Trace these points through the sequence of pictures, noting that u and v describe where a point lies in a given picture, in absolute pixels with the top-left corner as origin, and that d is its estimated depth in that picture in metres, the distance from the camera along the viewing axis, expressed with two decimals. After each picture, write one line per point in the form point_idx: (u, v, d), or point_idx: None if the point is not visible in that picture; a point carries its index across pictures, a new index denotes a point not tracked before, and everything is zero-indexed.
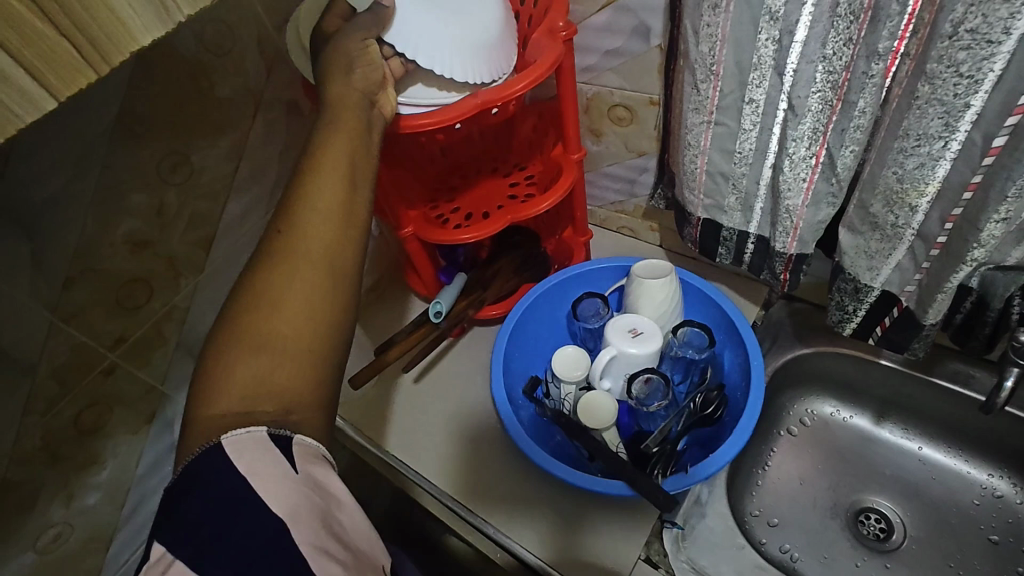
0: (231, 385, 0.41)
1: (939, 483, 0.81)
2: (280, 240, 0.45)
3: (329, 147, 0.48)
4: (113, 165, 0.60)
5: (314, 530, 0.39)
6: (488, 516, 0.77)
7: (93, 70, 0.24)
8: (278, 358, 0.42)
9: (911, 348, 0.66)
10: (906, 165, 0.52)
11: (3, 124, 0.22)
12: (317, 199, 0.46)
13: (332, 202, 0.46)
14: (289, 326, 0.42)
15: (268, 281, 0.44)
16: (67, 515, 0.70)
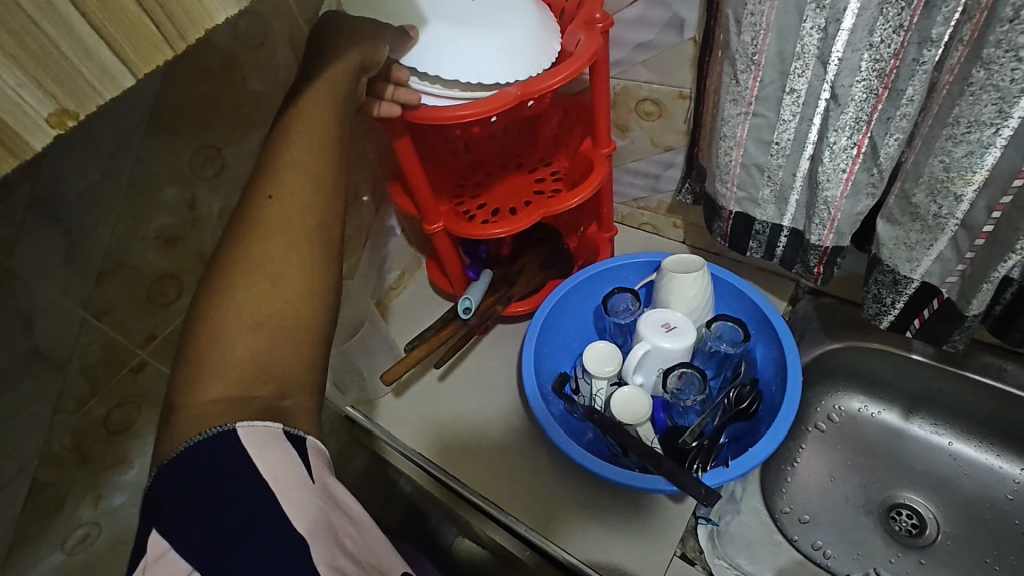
0: (226, 367, 0.40)
1: (971, 477, 0.81)
2: (261, 213, 0.45)
3: (303, 120, 0.48)
4: (148, 159, 0.59)
5: (329, 548, 0.35)
6: (522, 516, 0.77)
7: (170, 47, 0.22)
8: (271, 336, 0.41)
9: (951, 340, 0.65)
10: (955, 153, 0.52)
11: (82, 97, 0.20)
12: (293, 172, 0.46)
13: (308, 174, 0.46)
14: (280, 303, 0.42)
15: (256, 254, 0.43)
16: (94, 515, 0.69)
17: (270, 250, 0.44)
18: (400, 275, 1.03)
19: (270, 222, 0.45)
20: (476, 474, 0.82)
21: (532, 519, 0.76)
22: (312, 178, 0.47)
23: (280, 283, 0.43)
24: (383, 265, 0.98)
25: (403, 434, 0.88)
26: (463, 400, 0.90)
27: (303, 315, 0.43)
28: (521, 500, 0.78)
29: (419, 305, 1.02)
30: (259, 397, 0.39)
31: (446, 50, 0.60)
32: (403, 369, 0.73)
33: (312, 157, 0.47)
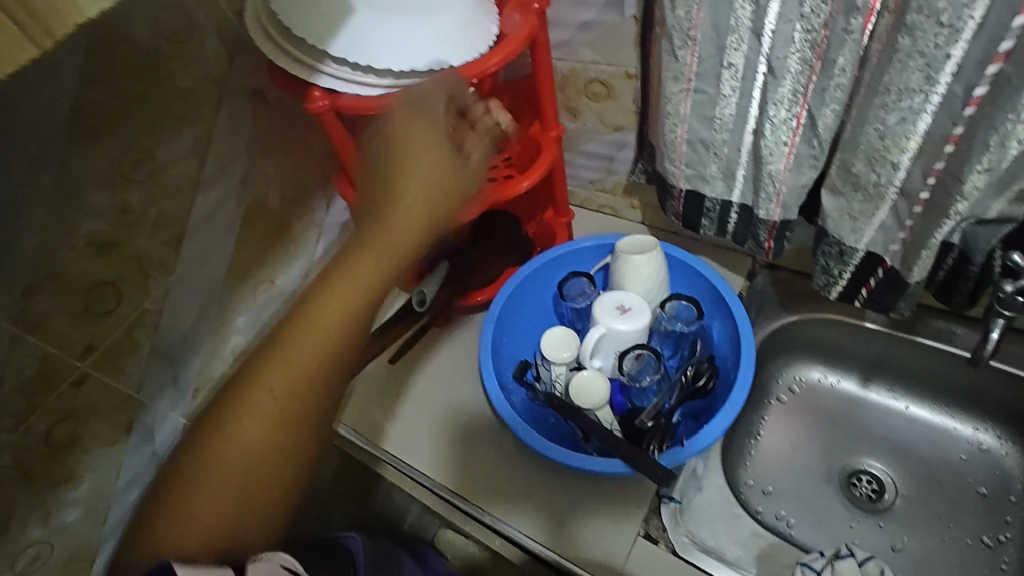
0: (214, 478, 0.45)
1: (927, 440, 0.83)
2: (300, 317, 0.47)
3: (340, 280, 0.48)
4: (70, 163, 0.56)
5: None
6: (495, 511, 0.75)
7: (35, 46, 0.20)
8: (264, 460, 0.46)
9: (897, 308, 0.66)
10: (888, 121, 0.51)
11: None
12: (318, 316, 0.47)
13: (320, 345, 0.47)
14: (257, 434, 0.45)
15: (294, 355, 0.46)
16: (45, 534, 0.67)
17: (308, 347, 0.46)
18: None
19: (315, 318, 0.47)
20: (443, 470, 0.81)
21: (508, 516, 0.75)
22: (338, 315, 0.47)
23: (291, 394, 0.46)
24: (339, 261, 0.96)
25: (368, 433, 0.86)
26: (426, 395, 0.88)
27: (309, 402, 0.47)
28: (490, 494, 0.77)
29: (381, 299, 1.00)
30: (243, 539, 0.46)
31: (374, 38, 0.58)
32: (356, 365, 0.71)
33: (408, 241, 0.51)
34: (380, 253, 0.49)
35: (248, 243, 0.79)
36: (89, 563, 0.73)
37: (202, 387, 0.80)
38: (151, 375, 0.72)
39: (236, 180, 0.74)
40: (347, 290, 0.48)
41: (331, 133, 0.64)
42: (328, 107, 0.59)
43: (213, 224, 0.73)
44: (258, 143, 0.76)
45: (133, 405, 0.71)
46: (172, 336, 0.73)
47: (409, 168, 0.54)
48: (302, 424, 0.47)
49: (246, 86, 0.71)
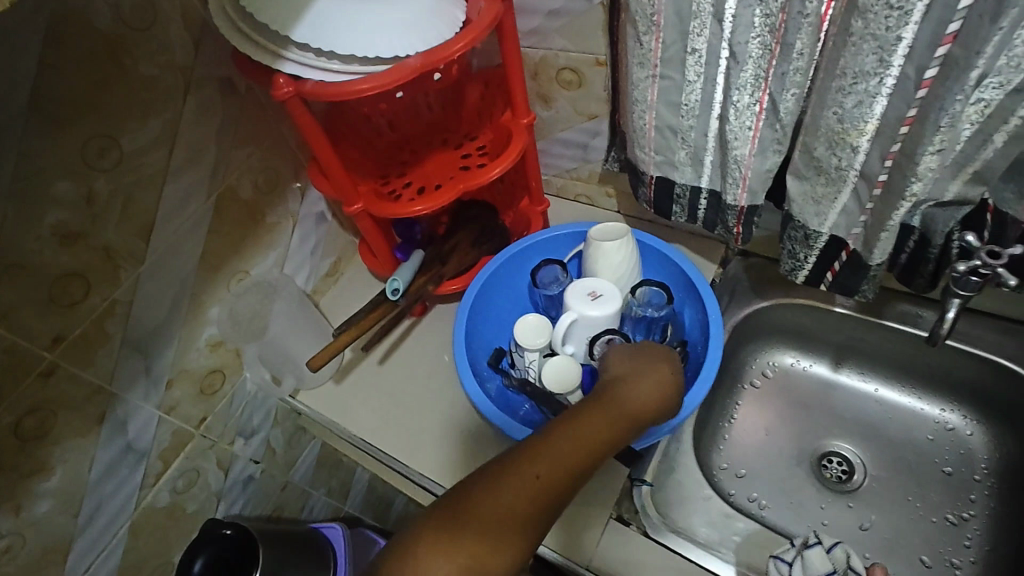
0: None
1: (896, 421, 0.84)
2: (500, 473, 0.48)
3: (556, 442, 0.50)
4: (31, 151, 0.56)
5: None
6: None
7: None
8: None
9: (862, 290, 0.67)
10: (846, 104, 0.52)
11: None
12: (546, 457, 0.49)
13: (557, 469, 0.48)
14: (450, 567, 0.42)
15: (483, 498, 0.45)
16: (17, 527, 0.66)
17: (490, 498, 0.45)
18: (335, 262, 1.01)
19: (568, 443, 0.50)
20: (425, 460, 0.83)
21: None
22: (544, 493, 0.47)
23: (467, 526, 0.44)
24: (315, 252, 0.96)
25: (350, 422, 0.88)
26: (409, 384, 0.90)
27: None
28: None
29: (359, 289, 1.01)
30: None
31: (338, 24, 0.57)
32: (329, 354, 0.72)
33: (581, 458, 0.50)
34: (588, 427, 0.52)
35: (220, 233, 0.79)
36: (63, 556, 0.72)
37: (177, 379, 0.80)
38: (123, 366, 0.72)
39: (207, 170, 0.74)
40: (556, 460, 0.49)
41: (298, 121, 0.63)
42: (293, 94, 0.59)
43: (184, 214, 0.73)
44: (228, 132, 0.75)
45: (105, 397, 0.71)
46: (143, 327, 0.72)
47: (642, 373, 0.60)
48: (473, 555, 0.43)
49: (214, 75, 0.71)
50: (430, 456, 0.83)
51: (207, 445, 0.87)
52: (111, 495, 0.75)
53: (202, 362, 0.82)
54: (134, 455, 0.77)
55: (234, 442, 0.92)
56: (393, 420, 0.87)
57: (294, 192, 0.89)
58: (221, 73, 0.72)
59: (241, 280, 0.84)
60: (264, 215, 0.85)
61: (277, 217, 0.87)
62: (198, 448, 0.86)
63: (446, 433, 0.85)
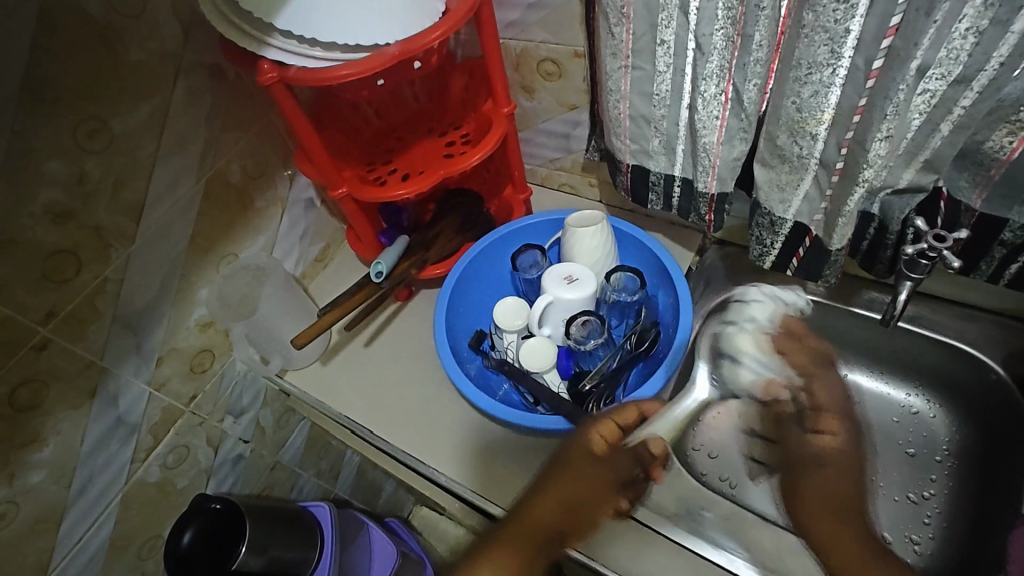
0: None
1: (865, 406, 0.87)
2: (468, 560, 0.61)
3: (501, 547, 0.60)
4: (24, 132, 0.59)
5: None
6: (465, 479, 0.82)
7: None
8: None
9: (824, 275, 0.70)
10: (803, 94, 0.55)
11: None
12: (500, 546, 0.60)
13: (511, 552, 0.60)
14: None
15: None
16: (10, 494, 0.69)
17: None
18: (324, 248, 1.03)
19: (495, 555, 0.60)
20: (410, 439, 0.86)
21: (488, 489, 0.80)
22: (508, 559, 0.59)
23: None
24: (304, 237, 0.98)
25: (336, 402, 0.90)
26: (396, 366, 0.93)
27: None
28: (463, 461, 0.83)
29: (347, 274, 1.03)
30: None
31: (320, 12, 0.60)
32: (313, 332, 0.74)
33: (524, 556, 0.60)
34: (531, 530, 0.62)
35: (210, 216, 0.81)
36: (56, 525, 0.75)
37: (167, 357, 0.82)
38: (114, 342, 0.75)
39: (196, 155, 0.76)
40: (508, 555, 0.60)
41: (283, 107, 0.66)
42: (277, 79, 0.61)
43: (173, 197, 0.75)
44: (217, 117, 0.78)
45: (97, 372, 0.73)
46: (133, 305, 0.75)
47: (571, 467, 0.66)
48: None
49: (203, 62, 0.73)
50: (414, 435, 0.86)
51: (197, 422, 0.90)
52: (102, 468, 0.78)
53: (192, 341, 0.85)
54: (125, 429, 0.79)
55: (224, 421, 0.94)
56: (378, 400, 0.90)
57: (283, 178, 0.91)
58: (211, 60, 0.74)
59: (230, 263, 0.87)
60: (253, 200, 0.87)
61: (266, 202, 0.89)
62: (188, 425, 0.89)
63: (429, 413, 0.88)
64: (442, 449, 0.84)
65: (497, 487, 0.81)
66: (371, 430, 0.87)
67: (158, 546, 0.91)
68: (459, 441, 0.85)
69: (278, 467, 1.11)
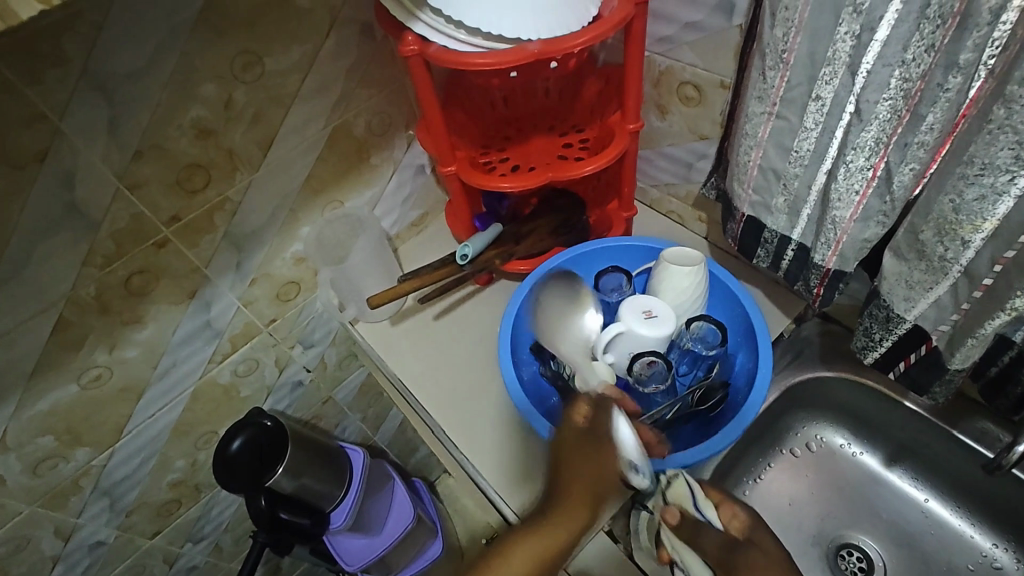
0: None
1: (935, 538, 0.78)
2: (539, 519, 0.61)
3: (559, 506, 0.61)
4: (193, 55, 0.65)
5: None
6: (513, 501, 0.80)
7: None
8: None
9: (933, 391, 0.63)
10: (966, 194, 0.48)
11: None
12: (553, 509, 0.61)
13: (555, 535, 0.59)
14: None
15: (519, 548, 0.59)
16: (108, 361, 0.78)
17: (526, 546, 0.59)
18: (423, 214, 1.07)
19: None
20: (453, 422, 0.87)
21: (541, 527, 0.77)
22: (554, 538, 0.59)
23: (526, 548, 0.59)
24: (407, 201, 1.02)
25: (398, 368, 0.93)
26: (467, 370, 0.92)
27: None
28: (483, 445, 0.84)
29: (438, 244, 1.07)
30: None
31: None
32: (389, 297, 0.77)
33: (574, 526, 0.60)
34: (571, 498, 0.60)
35: (329, 162, 0.86)
36: (136, 397, 0.85)
37: (260, 280, 0.89)
38: (220, 255, 0.82)
39: (331, 102, 0.81)
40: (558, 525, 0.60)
41: (415, 79, 0.67)
42: (417, 53, 0.62)
43: (300, 138, 0.80)
44: (357, 73, 0.81)
45: (200, 277, 0.81)
46: (245, 227, 0.82)
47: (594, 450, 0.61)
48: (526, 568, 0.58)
49: (358, 19, 0.77)
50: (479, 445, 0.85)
51: (271, 342, 0.97)
52: (184, 359, 0.87)
53: (284, 271, 0.91)
54: (211, 331, 0.88)
55: (294, 347, 1.02)
56: (449, 402, 0.89)
57: (402, 140, 0.94)
58: (364, 19, 0.77)
59: (335, 209, 0.92)
60: (370, 155, 0.91)
61: (381, 159, 0.93)
62: (263, 343, 0.96)
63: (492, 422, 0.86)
64: (508, 478, 0.81)
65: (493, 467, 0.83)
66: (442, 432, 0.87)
67: (212, 441, 1.01)
68: (495, 439, 0.85)
69: (330, 402, 1.18)
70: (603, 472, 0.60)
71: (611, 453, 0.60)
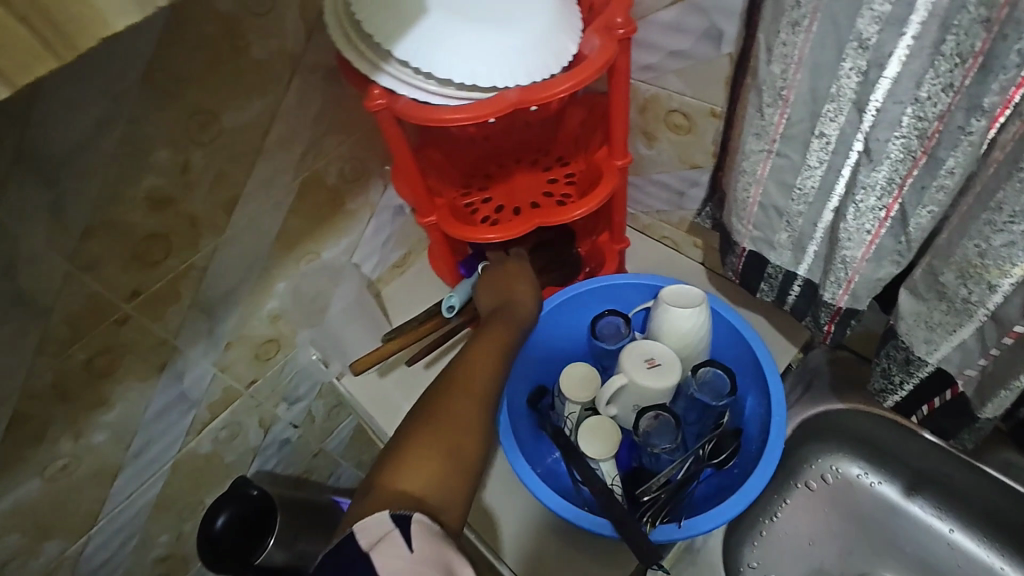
0: (448, 419, 0.53)
1: (964, 572, 0.75)
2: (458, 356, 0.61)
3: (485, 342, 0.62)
4: (142, 121, 0.59)
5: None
6: None
7: (55, 60, 0.21)
8: (443, 433, 0.51)
9: (960, 437, 0.60)
10: (993, 241, 0.45)
11: None
12: (481, 343, 0.62)
13: (487, 351, 0.61)
14: (465, 397, 0.55)
15: (465, 368, 0.58)
16: (74, 449, 0.73)
17: (473, 364, 0.59)
18: (405, 254, 1.02)
19: (474, 357, 0.60)
20: None
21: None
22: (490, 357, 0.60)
23: (471, 371, 0.58)
24: (387, 243, 0.97)
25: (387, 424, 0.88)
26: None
27: (479, 423, 0.54)
28: None
29: (423, 285, 1.02)
30: None
31: (438, 47, 0.55)
32: (373, 359, 0.73)
33: (489, 354, 0.61)
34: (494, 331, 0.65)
35: (300, 213, 0.81)
36: (109, 480, 0.79)
37: (235, 342, 0.83)
38: (189, 323, 0.76)
39: (299, 152, 0.75)
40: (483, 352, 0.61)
41: (382, 127, 0.61)
42: (384, 106, 0.56)
43: (268, 192, 0.75)
44: (324, 120, 0.76)
45: (169, 349, 0.76)
46: (214, 292, 0.76)
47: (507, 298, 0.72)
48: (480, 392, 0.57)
49: (321, 64, 0.71)
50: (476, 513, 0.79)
51: (253, 405, 0.92)
52: (159, 434, 0.81)
53: (261, 331, 0.85)
54: (186, 402, 0.82)
55: (278, 406, 0.96)
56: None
57: (378, 182, 0.89)
58: (328, 63, 0.72)
59: (311, 261, 0.87)
60: (345, 202, 0.86)
61: (357, 205, 0.88)
62: (244, 406, 0.91)
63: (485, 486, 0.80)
64: None
65: None
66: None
67: (197, 511, 0.95)
68: None
69: (321, 454, 1.13)
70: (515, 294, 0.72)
71: (524, 279, 0.75)
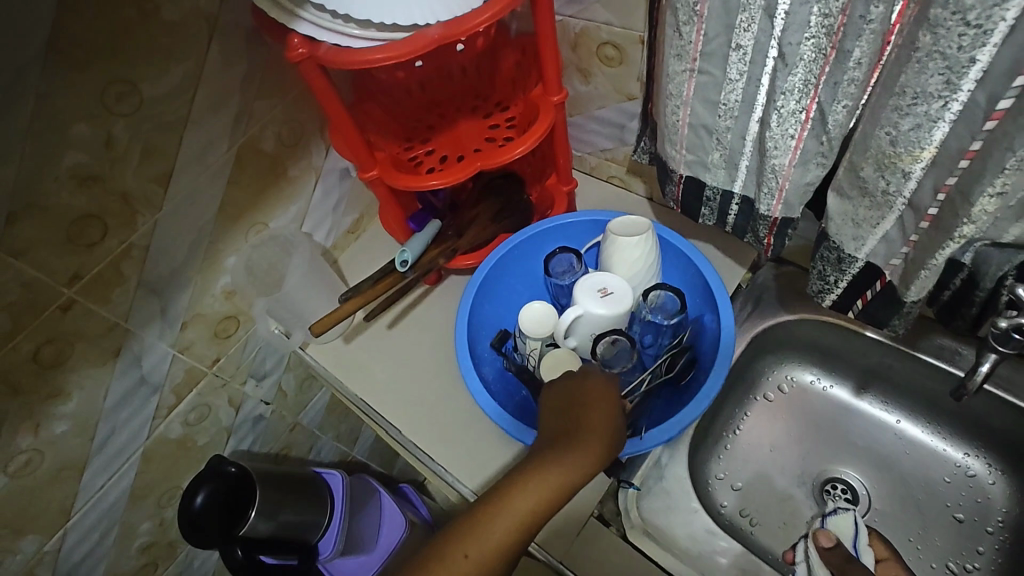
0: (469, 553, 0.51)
1: (912, 458, 0.80)
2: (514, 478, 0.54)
3: (555, 466, 0.54)
4: (52, 94, 0.57)
5: None
6: None
7: None
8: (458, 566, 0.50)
9: (892, 324, 0.62)
10: (901, 126, 0.46)
11: None
12: (547, 474, 0.53)
13: (542, 490, 0.53)
14: (489, 539, 0.51)
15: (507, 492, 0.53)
16: (35, 443, 0.71)
17: (520, 499, 0.52)
18: (358, 219, 1.02)
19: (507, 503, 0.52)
20: (420, 430, 0.84)
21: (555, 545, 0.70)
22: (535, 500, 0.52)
23: (513, 499, 0.52)
24: (337, 208, 0.96)
25: (357, 386, 0.89)
26: (465, 400, 0.86)
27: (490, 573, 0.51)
28: (450, 447, 0.82)
29: (379, 247, 1.02)
30: None
31: None
32: (333, 320, 0.72)
33: (538, 500, 0.52)
34: (561, 464, 0.54)
35: (241, 183, 0.79)
36: (78, 472, 0.78)
37: (191, 322, 0.82)
38: (138, 306, 0.74)
39: (230, 118, 0.73)
40: (530, 493, 0.53)
41: (308, 79, 0.60)
42: (307, 56, 0.57)
43: (203, 163, 0.73)
44: (251, 83, 0.74)
45: (121, 333, 0.74)
46: (160, 271, 0.75)
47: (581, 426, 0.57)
48: (508, 532, 0.52)
49: (240, 24, 0.69)
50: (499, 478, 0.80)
51: (219, 384, 0.91)
52: (125, 422, 0.80)
53: (216, 308, 0.84)
54: (148, 387, 0.81)
55: (246, 383, 0.96)
56: (465, 446, 0.82)
57: (318, 146, 0.88)
58: (248, 21, 0.70)
59: (259, 232, 0.85)
60: (286, 168, 0.85)
61: (299, 170, 0.87)
62: (210, 385, 0.90)
63: (487, 439, 0.82)
64: (483, 475, 0.80)
65: (465, 466, 0.81)
66: (456, 478, 0.80)
67: (177, 496, 0.95)
68: (465, 439, 0.83)
69: (298, 428, 1.13)
70: (590, 412, 0.58)
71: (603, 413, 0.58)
